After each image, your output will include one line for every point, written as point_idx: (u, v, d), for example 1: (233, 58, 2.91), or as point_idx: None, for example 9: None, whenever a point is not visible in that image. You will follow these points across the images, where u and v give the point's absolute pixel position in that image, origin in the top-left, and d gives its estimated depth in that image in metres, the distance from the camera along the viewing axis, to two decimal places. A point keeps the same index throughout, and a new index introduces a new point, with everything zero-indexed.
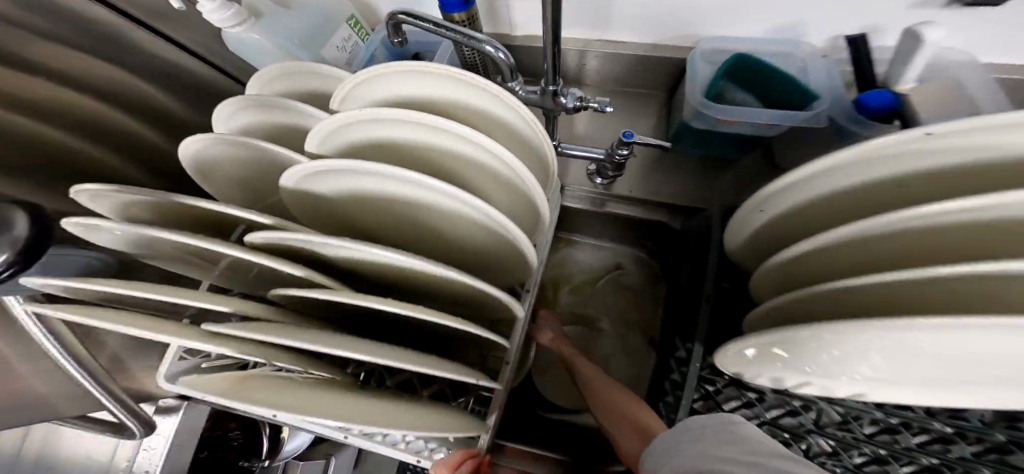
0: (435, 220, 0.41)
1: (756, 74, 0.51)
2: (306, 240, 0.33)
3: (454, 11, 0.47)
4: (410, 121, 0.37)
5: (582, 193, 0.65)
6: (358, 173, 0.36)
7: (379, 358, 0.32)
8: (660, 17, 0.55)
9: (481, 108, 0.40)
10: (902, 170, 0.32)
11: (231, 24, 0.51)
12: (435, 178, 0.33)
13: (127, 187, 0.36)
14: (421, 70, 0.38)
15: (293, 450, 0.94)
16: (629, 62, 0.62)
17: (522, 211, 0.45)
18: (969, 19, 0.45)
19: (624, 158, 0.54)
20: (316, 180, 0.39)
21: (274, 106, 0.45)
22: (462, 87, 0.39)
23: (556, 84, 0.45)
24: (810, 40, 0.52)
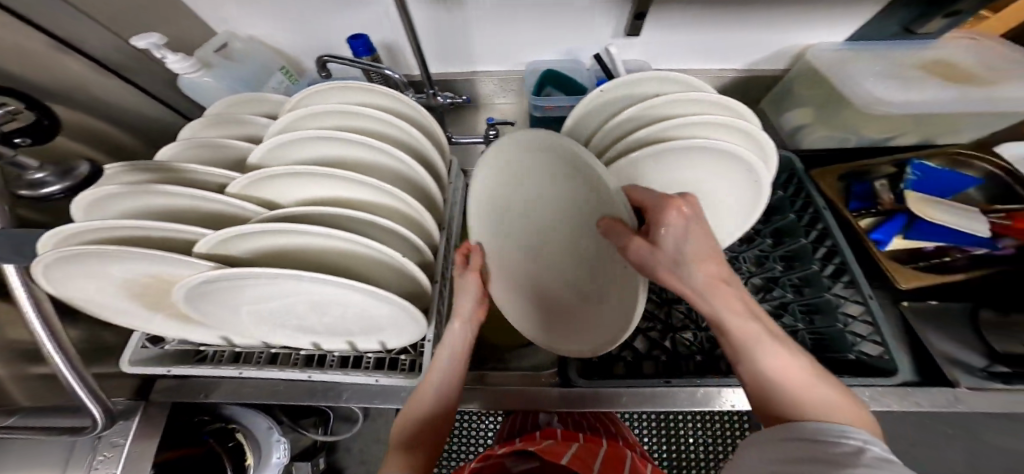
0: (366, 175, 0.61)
1: (562, 81, 0.87)
2: (275, 177, 0.51)
3: (363, 55, 0.72)
4: (340, 114, 0.59)
5: None
6: (309, 145, 0.56)
7: (338, 241, 0.49)
8: (501, 53, 0.92)
9: (384, 105, 0.64)
10: (612, 108, 0.66)
11: (188, 71, 0.65)
12: (362, 136, 0.55)
13: (131, 164, 0.49)
14: (343, 85, 0.61)
15: None
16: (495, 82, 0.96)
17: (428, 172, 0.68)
18: (641, 45, 0.88)
19: (495, 136, 0.82)
20: (278, 157, 0.58)
21: (234, 120, 0.62)
22: (369, 93, 0.62)
23: (433, 88, 0.69)
24: (583, 60, 0.92)
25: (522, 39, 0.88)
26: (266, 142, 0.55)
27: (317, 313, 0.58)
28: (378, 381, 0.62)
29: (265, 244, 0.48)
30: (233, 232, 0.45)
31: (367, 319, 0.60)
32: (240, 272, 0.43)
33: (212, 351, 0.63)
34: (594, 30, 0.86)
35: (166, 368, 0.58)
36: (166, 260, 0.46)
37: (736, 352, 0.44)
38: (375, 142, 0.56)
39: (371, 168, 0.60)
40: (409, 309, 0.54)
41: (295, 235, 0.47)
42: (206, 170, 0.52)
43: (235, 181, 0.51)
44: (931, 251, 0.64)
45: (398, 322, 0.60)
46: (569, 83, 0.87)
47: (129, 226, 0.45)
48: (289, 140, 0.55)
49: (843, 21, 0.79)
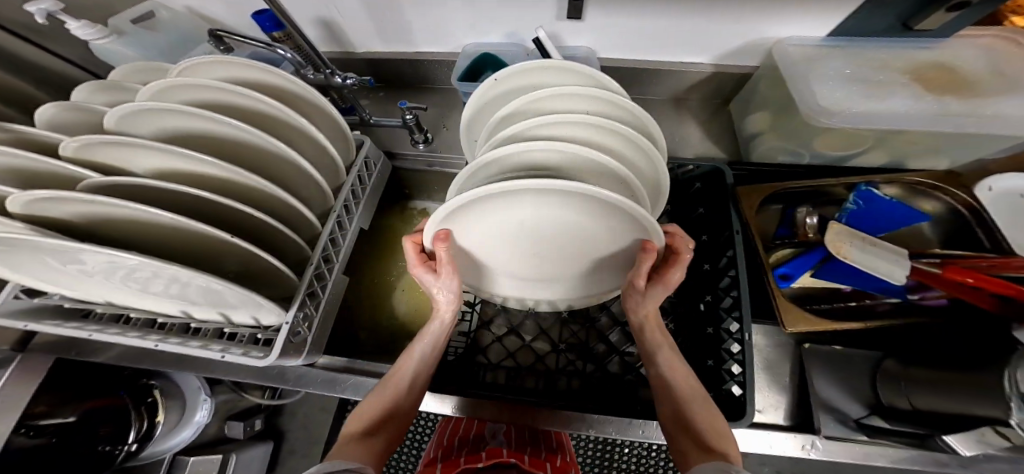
0: (235, 151, 0.61)
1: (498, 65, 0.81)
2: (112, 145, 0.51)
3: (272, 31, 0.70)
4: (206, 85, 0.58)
5: (407, 156, 0.92)
6: (165, 115, 0.55)
7: (164, 219, 0.49)
8: (442, 34, 0.86)
9: (263, 80, 0.62)
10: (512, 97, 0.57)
11: (94, 37, 0.67)
12: (216, 113, 0.54)
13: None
14: (220, 60, 0.59)
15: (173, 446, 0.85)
16: (438, 63, 0.92)
17: (321, 154, 0.68)
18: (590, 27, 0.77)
19: (413, 120, 0.80)
20: (140, 125, 0.58)
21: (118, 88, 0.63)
22: (246, 67, 0.61)
23: (329, 67, 0.67)
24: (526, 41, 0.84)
25: (458, 19, 0.81)
26: (118, 109, 0.54)
27: (169, 283, 0.59)
28: (224, 357, 0.61)
29: (90, 211, 0.49)
30: (45, 197, 0.45)
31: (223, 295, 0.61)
32: (35, 238, 0.43)
33: (86, 315, 0.65)
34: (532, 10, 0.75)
35: (26, 322, 0.61)
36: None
37: (649, 358, 0.56)
38: (230, 122, 0.55)
39: (234, 143, 0.59)
40: (238, 291, 0.56)
41: (116, 208, 0.47)
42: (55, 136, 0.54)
43: (68, 143, 0.52)
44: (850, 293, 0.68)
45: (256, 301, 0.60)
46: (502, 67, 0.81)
47: None
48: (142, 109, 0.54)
49: (818, 13, 0.66)
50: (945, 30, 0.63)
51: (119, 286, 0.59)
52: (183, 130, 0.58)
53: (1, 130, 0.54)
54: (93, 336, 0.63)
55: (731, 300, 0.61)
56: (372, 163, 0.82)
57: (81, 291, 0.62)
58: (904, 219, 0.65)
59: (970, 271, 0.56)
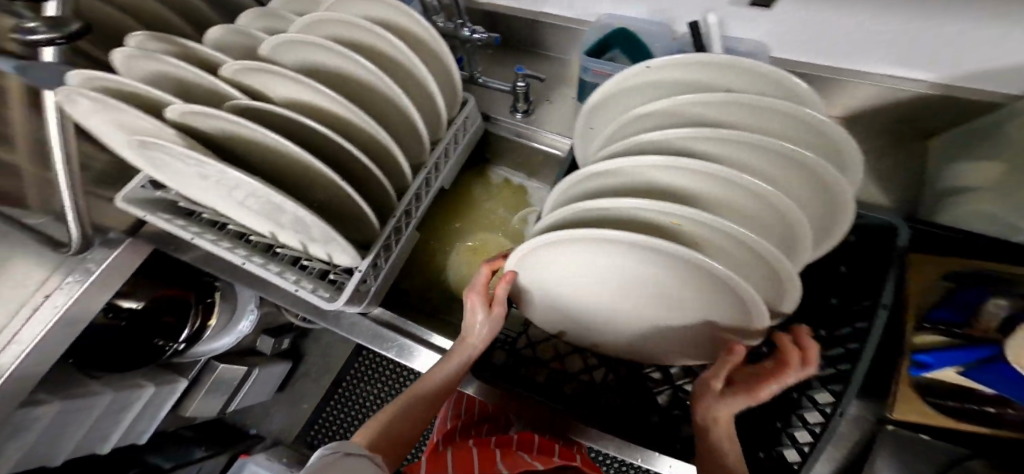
0: (360, 93, 0.60)
1: (633, 46, 0.71)
2: (258, 68, 0.52)
3: None
4: (354, 26, 0.57)
5: (503, 123, 0.87)
6: (310, 48, 0.56)
7: (286, 146, 0.48)
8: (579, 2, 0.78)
9: (401, 24, 0.60)
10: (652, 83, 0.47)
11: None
12: (355, 52, 0.53)
13: (150, 34, 0.55)
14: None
15: (214, 349, 1.13)
16: (561, 31, 0.84)
17: (433, 113, 0.67)
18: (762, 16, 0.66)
19: (523, 89, 0.75)
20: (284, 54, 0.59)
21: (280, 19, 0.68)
22: (389, 8, 0.59)
23: (462, 18, 0.63)
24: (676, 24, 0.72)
25: None
26: (272, 35, 0.55)
27: (272, 211, 0.60)
28: (299, 291, 0.62)
29: (223, 129, 0.49)
30: (190, 108, 0.46)
31: (317, 233, 0.62)
32: (186, 152, 0.44)
33: (193, 218, 0.68)
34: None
35: (146, 212, 0.64)
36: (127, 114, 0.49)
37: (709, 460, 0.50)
38: (362, 61, 0.54)
39: (364, 88, 0.59)
40: (338, 236, 0.56)
41: (247, 128, 0.47)
42: (211, 50, 0.56)
43: (225, 65, 0.53)
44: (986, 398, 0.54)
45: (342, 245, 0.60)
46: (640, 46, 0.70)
47: (122, 79, 0.50)
48: (285, 37, 0.55)
49: None
50: None
51: (229, 202, 0.62)
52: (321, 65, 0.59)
53: (159, 38, 0.55)
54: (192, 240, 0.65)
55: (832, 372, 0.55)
56: (473, 127, 0.80)
57: (192, 196, 0.66)
58: None
59: None
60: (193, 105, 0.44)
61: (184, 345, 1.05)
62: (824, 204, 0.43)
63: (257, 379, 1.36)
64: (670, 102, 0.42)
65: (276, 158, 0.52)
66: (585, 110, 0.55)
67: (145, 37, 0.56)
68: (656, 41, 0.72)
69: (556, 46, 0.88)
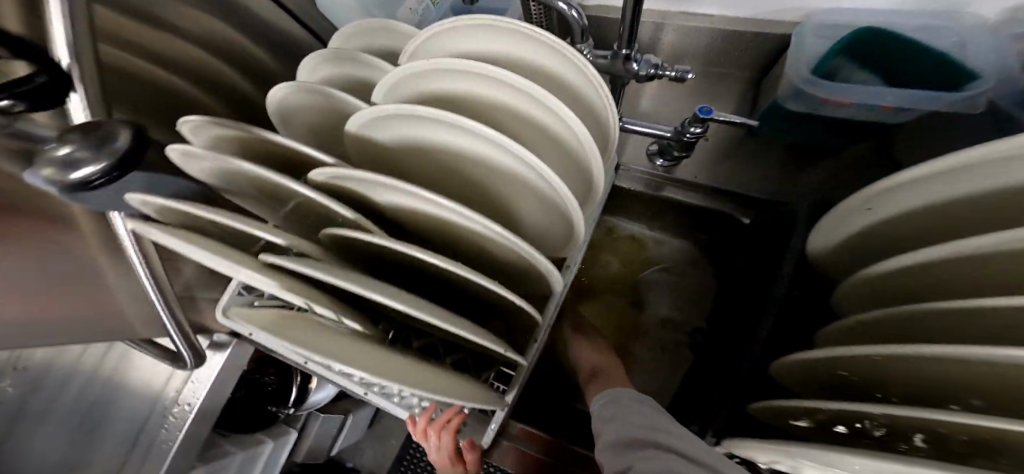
0: (491, 178, 0.42)
1: (887, 50, 0.51)
2: (360, 177, 0.35)
3: None
4: (480, 81, 0.39)
5: (639, 173, 0.69)
6: (426, 126, 0.38)
7: (412, 308, 0.33)
8: None
9: (543, 66, 0.41)
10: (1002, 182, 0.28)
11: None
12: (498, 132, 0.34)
13: (219, 118, 0.39)
14: (489, 26, 0.39)
15: (316, 403, 0.94)
16: (707, 37, 0.63)
17: (577, 183, 0.47)
18: None
19: (695, 136, 0.53)
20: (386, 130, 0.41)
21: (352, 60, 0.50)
22: (527, 42, 0.39)
23: (630, 49, 0.44)
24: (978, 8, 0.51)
25: None
26: (375, 109, 0.38)
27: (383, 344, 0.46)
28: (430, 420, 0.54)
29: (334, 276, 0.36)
30: (296, 264, 0.34)
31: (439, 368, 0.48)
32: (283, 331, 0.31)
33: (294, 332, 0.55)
34: None
35: (248, 332, 0.53)
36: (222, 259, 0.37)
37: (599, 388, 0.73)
38: (506, 143, 0.35)
39: (495, 170, 0.41)
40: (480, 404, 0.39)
41: (360, 288, 0.33)
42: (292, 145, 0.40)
43: (317, 170, 0.37)
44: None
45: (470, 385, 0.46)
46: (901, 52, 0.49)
47: (202, 210, 0.36)
48: (389, 112, 0.38)
49: None
50: None
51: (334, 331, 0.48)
52: (435, 143, 0.40)
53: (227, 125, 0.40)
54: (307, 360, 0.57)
55: None
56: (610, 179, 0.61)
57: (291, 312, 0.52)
58: None
59: None
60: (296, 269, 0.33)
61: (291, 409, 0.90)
62: None
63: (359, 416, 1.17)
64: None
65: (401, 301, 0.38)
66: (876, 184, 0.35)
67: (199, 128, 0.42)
68: (949, 43, 0.51)
69: (691, 56, 0.67)
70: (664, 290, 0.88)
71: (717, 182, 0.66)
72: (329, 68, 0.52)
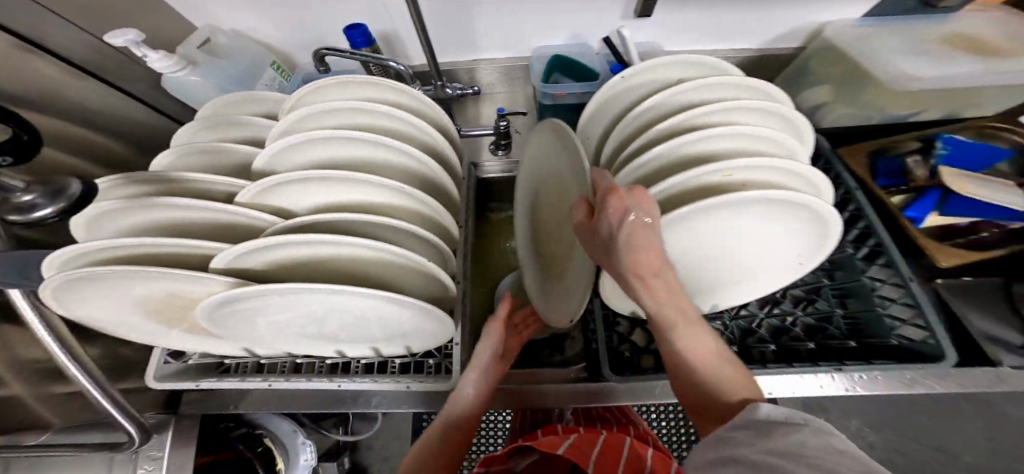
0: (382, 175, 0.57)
1: (571, 66, 0.84)
2: (280, 183, 0.47)
3: (361, 47, 0.70)
4: (353, 111, 0.56)
5: (490, 166, 0.91)
6: (323, 148, 0.53)
7: (353, 239, 0.43)
8: (505, 39, 0.87)
9: (393, 102, 0.62)
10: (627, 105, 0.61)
11: (172, 70, 0.66)
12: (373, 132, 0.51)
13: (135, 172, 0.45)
14: (345, 82, 0.58)
15: None
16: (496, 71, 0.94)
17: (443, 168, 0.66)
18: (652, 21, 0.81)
19: (506, 127, 0.82)
20: (289, 161, 0.53)
21: (231, 123, 0.61)
22: (377, 89, 0.60)
23: (441, 80, 0.67)
24: (591, 42, 0.87)
25: (533, 22, 0.83)
26: (271, 147, 0.50)
27: (343, 327, 0.54)
28: (406, 388, 0.58)
29: (280, 258, 0.44)
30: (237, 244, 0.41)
31: (391, 335, 0.57)
32: (259, 288, 0.39)
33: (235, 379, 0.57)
34: (596, 12, 0.80)
35: (193, 383, 0.56)
36: (181, 277, 0.42)
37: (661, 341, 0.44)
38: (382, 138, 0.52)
39: (383, 166, 0.56)
40: (424, 308, 0.50)
41: (305, 240, 0.42)
42: (209, 178, 0.47)
43: (244, 190, 0.47)
44: (967, 230, 0.60)
45: (427, 334, 0.57)
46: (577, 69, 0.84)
47: (149, 242, 0.41)
48: (286, 144, 0.51)
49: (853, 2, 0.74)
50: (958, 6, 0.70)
51: (285, 335, 0.53)
52: (333, 161, 0.54)
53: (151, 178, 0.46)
54: (267, 389, 0.57)
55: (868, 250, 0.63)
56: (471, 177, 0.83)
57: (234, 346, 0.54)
58: (988, 158, 0.65)
59: None
60: (231, 289, 0.40)
61: None
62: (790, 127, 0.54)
63: None
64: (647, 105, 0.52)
65: (347, 266, 0.47)
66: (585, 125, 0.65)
67: (113, 188, 0.46)
68: (588, 60, 0.86)
69: (499, 86, 0.95)
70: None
71: None
72: (213, 133, 0.61)
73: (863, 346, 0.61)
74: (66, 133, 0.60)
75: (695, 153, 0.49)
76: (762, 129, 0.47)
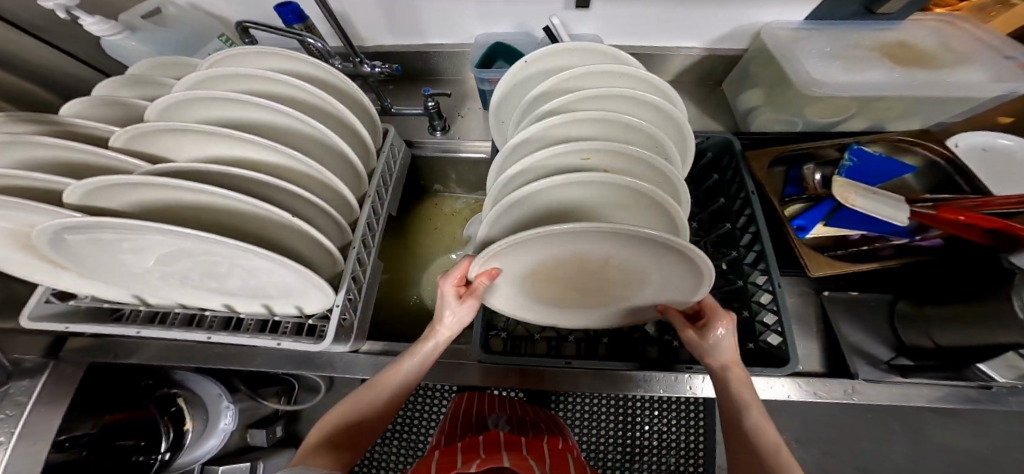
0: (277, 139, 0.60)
1: (508, 51, 0.86)
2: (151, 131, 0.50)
3: (293, 23, 0.73)
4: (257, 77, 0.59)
5: (428, 145, 0.92)
6: (216, 104, 0.56)
7: (192, 184, 0.46)
8: (449, 23, 0.88)
9: (305, 73, 0.65)
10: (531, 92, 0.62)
11: (107, 33, 0.68)
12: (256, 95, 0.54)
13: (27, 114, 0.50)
14: (256, 51, 0.62)
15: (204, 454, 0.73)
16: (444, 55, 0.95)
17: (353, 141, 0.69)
18: (583, 16, 0.80)
19: (434, 108, 0.85)
20: (183, 117, 0.57)
21: (152, 83, 0.65)
22: (287, 60, 0.63)
23: (358, 56, 0.70)
24: (535, 31, 0.88)
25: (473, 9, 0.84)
26: (159, 101, 0.54)
27: (222, 278, 0.57)
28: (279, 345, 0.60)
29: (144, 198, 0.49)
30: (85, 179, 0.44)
31: (271, 292, 0.60)
32: (105, 220, 0.43)
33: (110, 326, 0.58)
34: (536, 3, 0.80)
35: (66, 325, 0.57)
36: (41, 210, 0.45)
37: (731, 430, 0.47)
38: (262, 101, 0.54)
39: (274, 130, 0.59)
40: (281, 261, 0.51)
41: (145, 179, 0.45)
42: (104, 127, 0.53)
43: (118, 134, 0.51)
44: (858, 239, 0.63)
45: (302, 293, 0.59)
46: (512, 53, 0.86)
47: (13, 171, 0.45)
48: (176, 101, 0.54)
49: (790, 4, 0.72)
50: (903, 15, 0.70)
51: (165, 280, 0.57)
52: (227, 118, 0.58)
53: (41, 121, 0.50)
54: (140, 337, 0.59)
55: (754, 255, 0.66)
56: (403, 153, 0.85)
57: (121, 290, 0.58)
58: (894, 172, 0.65)
59: (963, 210, 0.55)
60: (68, 218, 0.43)
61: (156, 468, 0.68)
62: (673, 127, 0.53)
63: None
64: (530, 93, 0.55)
65: (208, 211, 0.50)
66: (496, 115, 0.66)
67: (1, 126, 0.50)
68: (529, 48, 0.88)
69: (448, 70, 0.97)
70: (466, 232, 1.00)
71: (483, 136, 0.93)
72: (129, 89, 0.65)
73: None
74: None
75: (560, 137, 0.50)
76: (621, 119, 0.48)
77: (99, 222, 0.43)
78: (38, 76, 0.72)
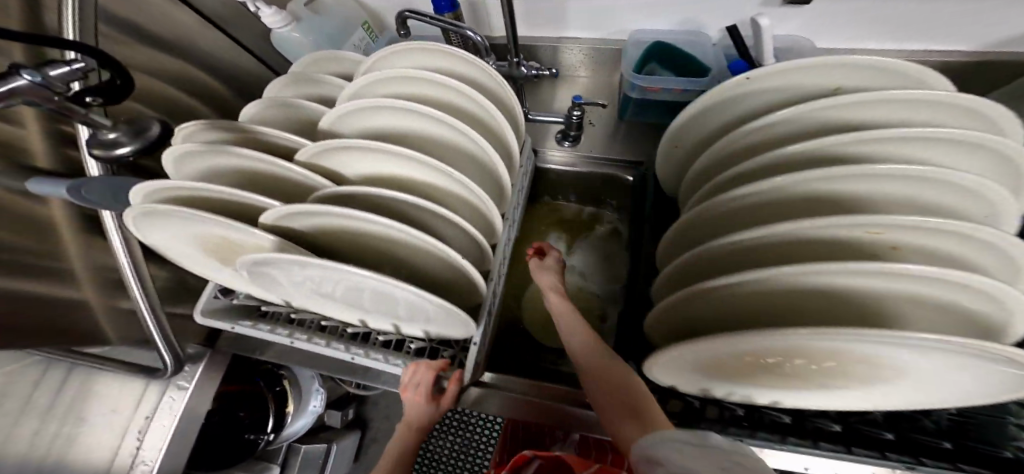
0: (435, 149, 0.55)
1: (672, 56, 0.69)
2: (322, 146, 0.46)
3: (445, 12, 0.66)
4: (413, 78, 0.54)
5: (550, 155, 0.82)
6: (381, 113, 0.52)
7: (360, 212, 0.40)
8: (606, 17, 0.76)
9: (464, 73, 0.58)
10: (743, 111, 0.49)
11: (281, 24, 0.67)
12: (425, 105, 0.48)
13: (217, 120, 0.49)
14: (416, 47, 0.56)
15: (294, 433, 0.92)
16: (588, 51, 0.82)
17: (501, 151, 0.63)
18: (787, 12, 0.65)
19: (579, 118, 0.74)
20: (347, 124, 0.54)
21: (312, 80, 0.63)
22: (446, 56, 0.57)
23: (518, 56, 0.61)
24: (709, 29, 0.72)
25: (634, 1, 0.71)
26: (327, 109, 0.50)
27: (369, 299, 0.53)
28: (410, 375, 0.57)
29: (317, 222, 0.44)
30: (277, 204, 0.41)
31: (416, 319, 0.55)
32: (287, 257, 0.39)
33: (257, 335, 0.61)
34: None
35: (224, 324, 0.60)
36: (225, 227, 0.44)
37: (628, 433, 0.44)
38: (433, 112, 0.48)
39: (439, 141, 0.54)
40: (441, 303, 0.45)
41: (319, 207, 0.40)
42: (276, 133, 0.50)
43: (306, 147, 0.48)
44: None
45: (449, 325, 0.53)
46: (677, 55, 0.69)
47: (206, 184, 0.44)
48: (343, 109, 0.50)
49: None
50: None
51: (317, 296, 0.54)
52: (390, 129, 0.53)
53: (232, 128, 0.50)
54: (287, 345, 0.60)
55: None
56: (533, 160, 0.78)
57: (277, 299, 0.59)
58: None
59: None
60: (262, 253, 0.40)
61: (270, 436, 0.88)
62: (991, 168, 0.38)
63: (339, 449, 1.08)
64: (761, 121, 0.42)
65: (374, 237, 0.45)
66: (672, 126, 0.55)
67: (199, 131, 0.51)
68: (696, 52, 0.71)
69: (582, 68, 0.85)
70: (584, 257, 0.88)
71: (611, 152, 0.81)
72: (294, 88, 0.64)
73: (954, 451, 0.51)
74: (174, 73, 0.67)
75: (826, 189, 0.38)
76: (942, 172, 0.34)
77: (284, 259, 0.40)
78: (205, 64, 0.74)
